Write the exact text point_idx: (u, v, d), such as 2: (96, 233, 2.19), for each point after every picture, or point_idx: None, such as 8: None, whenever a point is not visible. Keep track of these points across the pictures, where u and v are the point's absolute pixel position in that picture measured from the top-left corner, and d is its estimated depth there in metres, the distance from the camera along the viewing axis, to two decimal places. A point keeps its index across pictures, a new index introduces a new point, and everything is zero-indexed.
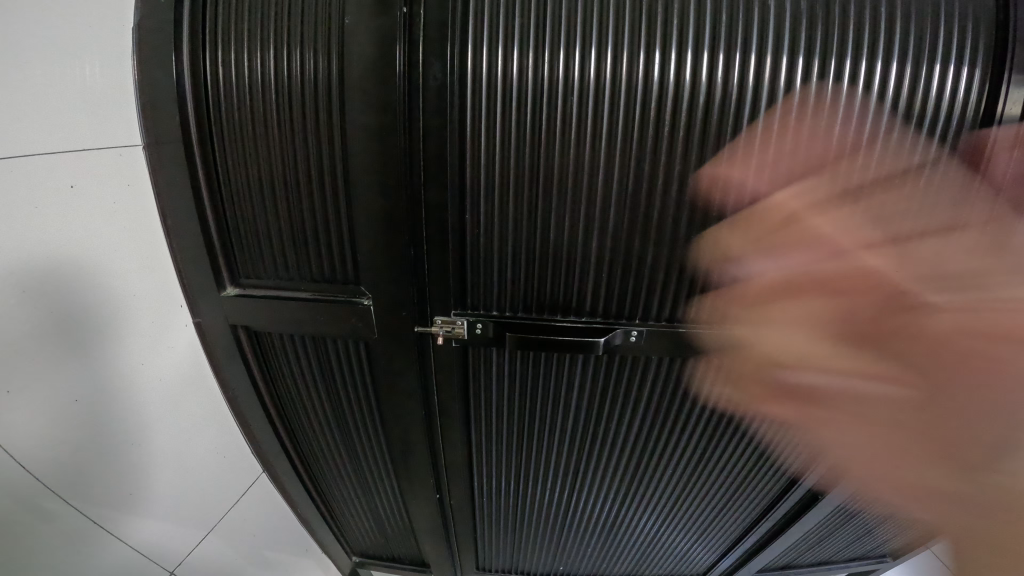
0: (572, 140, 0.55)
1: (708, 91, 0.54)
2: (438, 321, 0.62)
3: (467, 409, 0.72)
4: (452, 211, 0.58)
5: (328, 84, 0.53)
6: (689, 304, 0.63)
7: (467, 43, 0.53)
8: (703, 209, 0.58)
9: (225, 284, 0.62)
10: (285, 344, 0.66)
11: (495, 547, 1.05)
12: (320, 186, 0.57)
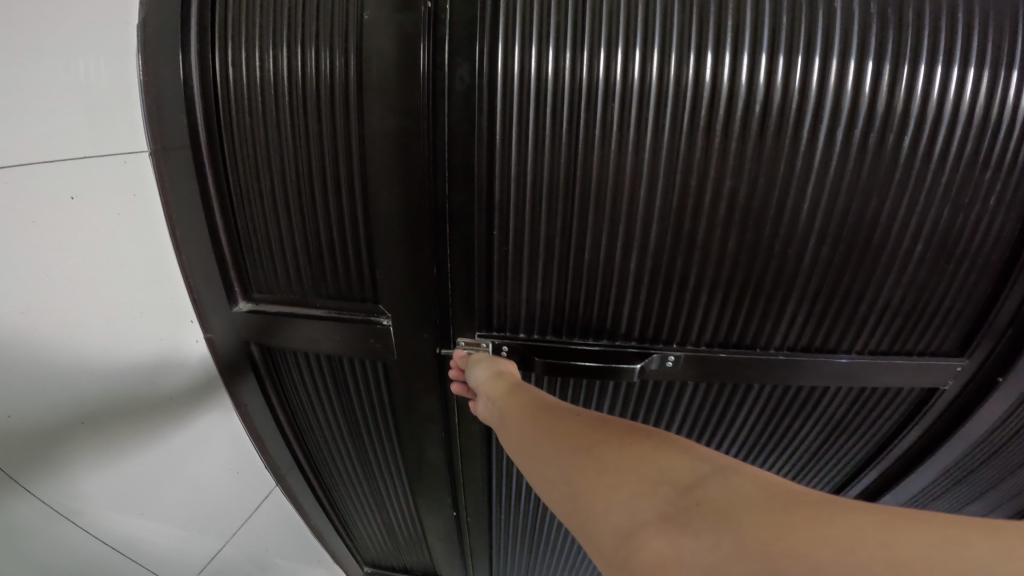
0: (611, 149, 0.50)
1: (767, 96, 0.48)
2: (461, 343, 0.59)
3: (489, 430, 0.69)
4: (479, 225, 0.53)
5: (345, 86, 0.49)
6: (728, 324, 0.59)
7: (497, 42, 0.48)
8: (752, 226, 0.53)
9: (237, 300, 0.59)
10: (300, 361, 0.63)
11: (511, 561, 1.02)
12: (337, 197, 0.53)
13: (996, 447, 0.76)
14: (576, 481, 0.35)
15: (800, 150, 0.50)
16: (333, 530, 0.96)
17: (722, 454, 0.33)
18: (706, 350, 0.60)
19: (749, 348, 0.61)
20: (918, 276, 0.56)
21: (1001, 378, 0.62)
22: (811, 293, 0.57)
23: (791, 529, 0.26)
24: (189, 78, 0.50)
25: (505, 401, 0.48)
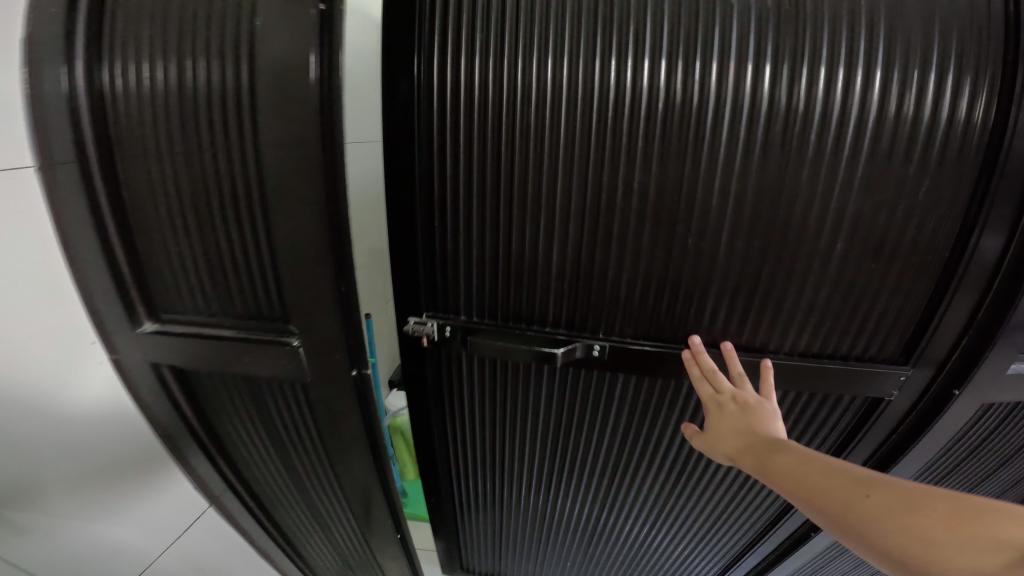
0: (526, 147, 0.52)
1: (668, 95, 0.49)
2: (405, 324, 0.62)
3: (440, 409, 0.72)
4: (419, 212, 0.56)
5: (239, 93, 0.46)
6: (654, 319, 0.59)
7: (424, 44, 0.50)
8: (666, 226, 0.54)
9: (142, 320, 0.55)
10: (216, 382, 0.60)
11: (479, 552, 1.05)
12: (237, 211, 0.50)
13: (955, 457, 0.74)
14: (833, 515, 0.41)
15: (710, 149, 0.50)
16: (283, 551, 0.92)
17: (923, 487, 0.39)
18: (645, 344, 0.60)
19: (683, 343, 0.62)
20: (848, 272, 0.55)
21: (957, 391, 0.60)
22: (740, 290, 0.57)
23: (991, 533, 0.35)
24: (74, 86, 0.46)
25: (718, 431, 0.54)
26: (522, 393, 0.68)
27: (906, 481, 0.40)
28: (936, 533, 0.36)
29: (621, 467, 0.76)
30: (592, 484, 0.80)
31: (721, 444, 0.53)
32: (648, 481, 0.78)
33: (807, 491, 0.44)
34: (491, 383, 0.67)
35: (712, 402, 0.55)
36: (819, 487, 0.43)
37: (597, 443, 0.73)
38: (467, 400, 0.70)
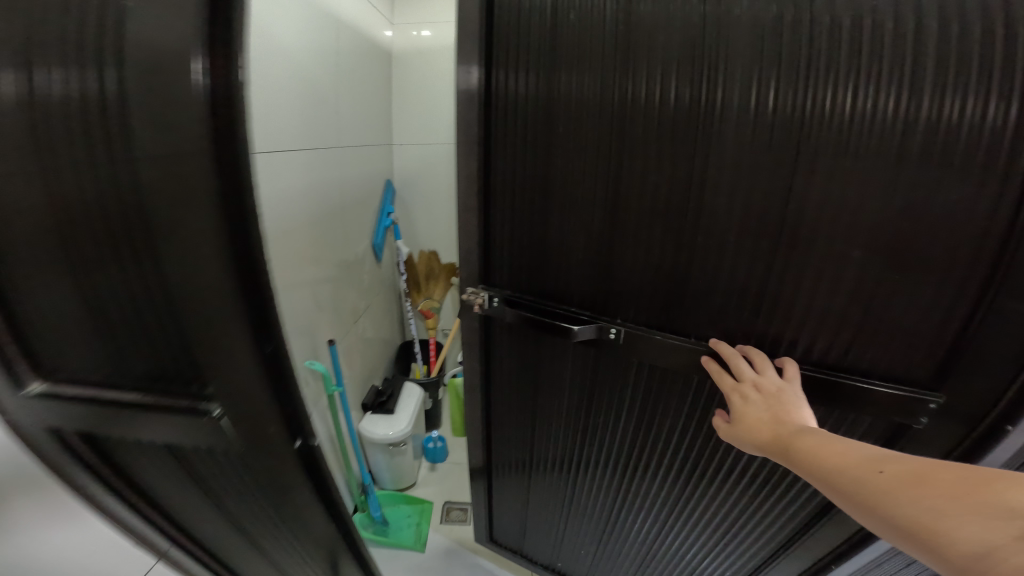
0: (560, 145, 0.67)
1: (675, 95, 0.59)
2: (464, 293, 0.85)
3: (486, 360, 0.94)
4: (480, 198, 0.76)
5: (104, 113, 0.35)
6: (665, 312, 0.70)
7: (493, 63, 0.68)
8: (666, 215, 0.64)
9: (28, 381, 0.43)
10: (138, 445, 0.51)
11: (504, 491, 1.20)
12: (122, 255, 0.40)
13: None
14: (854, 495, 0.45)
15: (712, 141, 0.58)
16: None
17: (940, 463, 0.41)
18: (645, 331, 0.72)
19: (677, 332, 0.70)
20: (825, 269, 0.58)
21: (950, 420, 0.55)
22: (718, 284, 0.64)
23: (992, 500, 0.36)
24: None
25: (743, 424, 0.60)
26: (552, 357, 0.85)
27: (934, 462, 0.42)
28: (955, 510, 0.38)
29: (642, 434, 0.84)
30: (613, 444, 0.89)
31: (742, 435, 0.61)
32: (666, 454, 0.84)
33: (845, 479, 0.47)
34: (528, 343, 0.86)
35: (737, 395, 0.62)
36: (852, 471, 0.47)
37: (597, 406, 0.86)
38: (504, 354, 0.92)
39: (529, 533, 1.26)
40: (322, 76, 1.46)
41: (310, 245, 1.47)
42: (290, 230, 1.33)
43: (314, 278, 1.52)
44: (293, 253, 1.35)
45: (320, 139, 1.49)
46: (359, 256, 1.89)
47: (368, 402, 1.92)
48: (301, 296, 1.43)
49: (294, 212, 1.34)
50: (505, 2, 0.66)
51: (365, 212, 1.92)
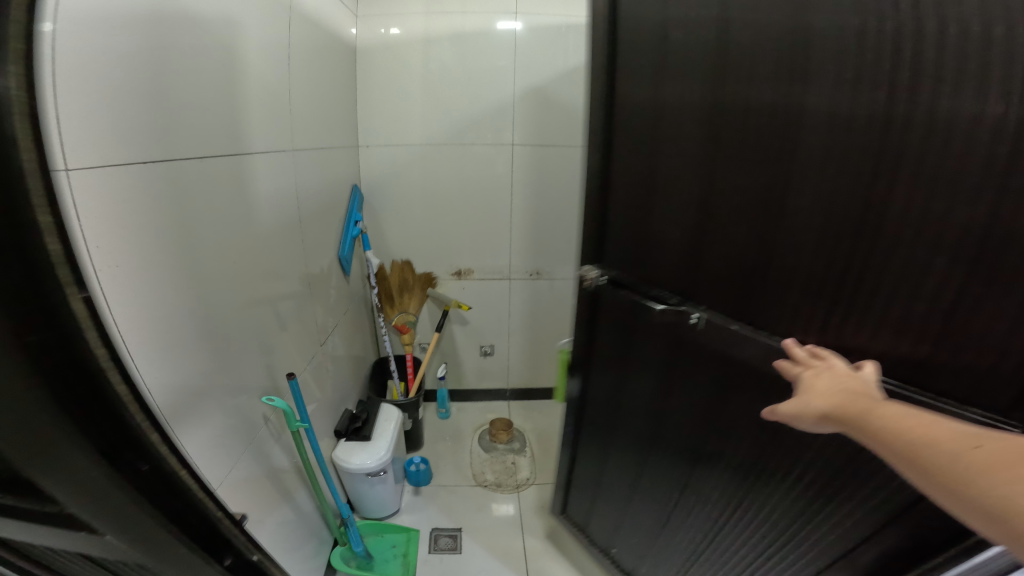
0: (660, 150, 0.88)
1: (752, 106, 0.72)
2: (580, 269, 1.11)
3: (588, 327, 1.18)
4: (597, 193, 1.02)
5: None
6: (734, 298, 0.84)
7: (609, 88, 0.94)
8: (745, 212, 0.78)
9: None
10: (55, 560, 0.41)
11: (586, 455, 1.38)
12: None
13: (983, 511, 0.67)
14: (936, 471, 0.48)
15: (787, 140, 0.70)
16: None
17: None
18: (722, 320, 0.87)
19: (753, 326, 0.83)
20: (908, 265, 0.63)
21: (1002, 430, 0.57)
22: (794, 282, 0.75)
23: None
24: None
25: (809, 392, 0.65)
26: (640, 333, 1.04)
27: None
28: None
29: (713, 406, 0.95)
30: (686, 412, 1.02)
31: (801, 404, 0.65)
32: (733, 429, 0.94)
33: (923, 452, 0.49)
34: (619, 318, 1.08)
35: (809, 373, 0.69)
36: (928, 445, 0.49)
37: (669, 378, 1.02)
38: (602, 330, 1.14)
39: (600, 501, 1.41)
40: (229, 62, 1.12)
41: (198, 296, 1.00)
42: (158, 282, 0.86)
43: (211, 341, 1.05)
44: (166, 316, 0.89)
45: (207, 141, 1.03)
46: (280, 300, 1.42)
47: (340, 429, 1.81)
48: (187, 373, 0.96)
49: (163, 251, 0.88)
50: (623, 42, 0.89)
51: (287, 238, 1.46)
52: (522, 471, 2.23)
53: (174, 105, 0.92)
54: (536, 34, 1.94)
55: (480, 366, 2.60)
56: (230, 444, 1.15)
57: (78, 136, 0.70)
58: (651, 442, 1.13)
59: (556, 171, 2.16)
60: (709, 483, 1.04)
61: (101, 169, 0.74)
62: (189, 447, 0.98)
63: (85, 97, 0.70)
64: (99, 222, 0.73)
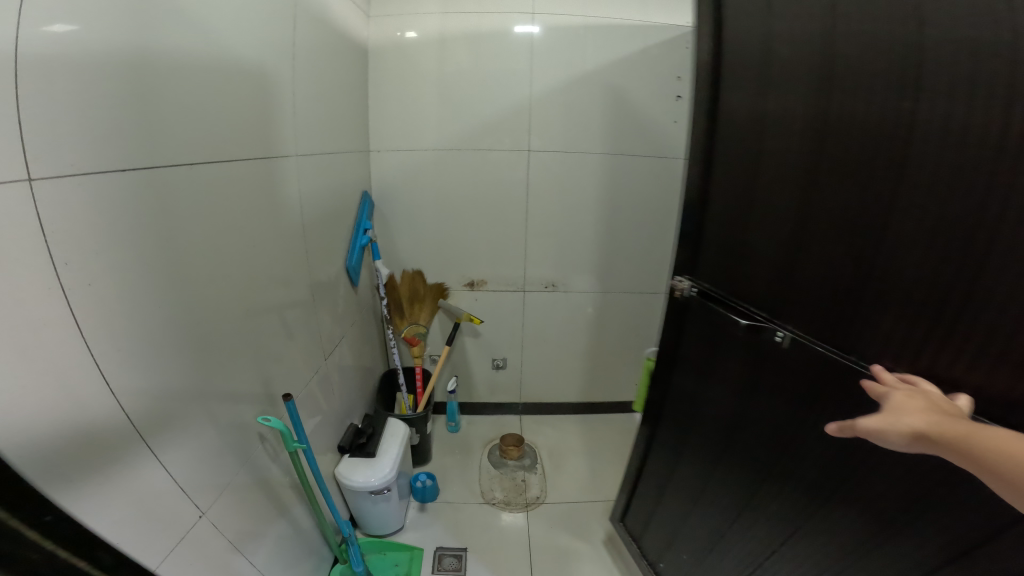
0: (756, 171, 1.00)
1: (847, 114, 0.76)
2: (672, 280, 1.30)
3: (679, 332, 1.33)
4: (706, 212, 1.18)
5: None
6: (814, 312, 0.87)
7: (717, 119, 1.11)
8: (828, 224, 0.82)
9: None
10: None
11: (661, 452, 1.48)
12: None
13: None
14: None
15: (873, 150, 0.72)
16: None
17: None
18: (807, 341, 0.89)
19: (842, 351, 0.83)
20: (977, 281, 0.60)
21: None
22: (885, 311, 0.73)
23: None
24: None
25: (896, 409, 0.64)
26: (724, 344, 1.14)
27: None
28: None
29: (782, 420, 0.98)
30: (754, 423, 1.07)
31: (889, 421, 0.64)
32: (795, 444, 0.96)
33: None
34: (705, 327, 1.21)
35: (897, 391, 0.67)
36: None
37: (746, 394, 1.08)
38: (688, 336, 1.29)
39: (666, 503, 1.49)
40: (227, 65, 1.07)
41: (179, 306, 0.93)
42: (128, 291, 0.80)
43: (196, 352, 0.99)
44: (135, 327, 0.82)
45: (196, 141, 0.97)
46: (276, 309, 1.35)
47: (344, 444, 1.74)
48: (162, 387, 0.90)
49: (138, 257, 0.82)
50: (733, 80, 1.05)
51: (287, 245, 1.40)
52: (532, 490, 2.15)
53: (159, 103, 0.86)
54: (554, 36, 1.88)
55: (492, 379, 2.54)
56: (216, 463, 1.07)
57: (39, 134, 0.63)
58: (717, 456, 1.21)
59: (574, 177, 2.09)
60: (769, 500, 1.05)
61: (63, 169, 0.67)
62: (161, 467, 0.90)
63: (45, 91, 0.64)
64: (58, 226, 0.67)
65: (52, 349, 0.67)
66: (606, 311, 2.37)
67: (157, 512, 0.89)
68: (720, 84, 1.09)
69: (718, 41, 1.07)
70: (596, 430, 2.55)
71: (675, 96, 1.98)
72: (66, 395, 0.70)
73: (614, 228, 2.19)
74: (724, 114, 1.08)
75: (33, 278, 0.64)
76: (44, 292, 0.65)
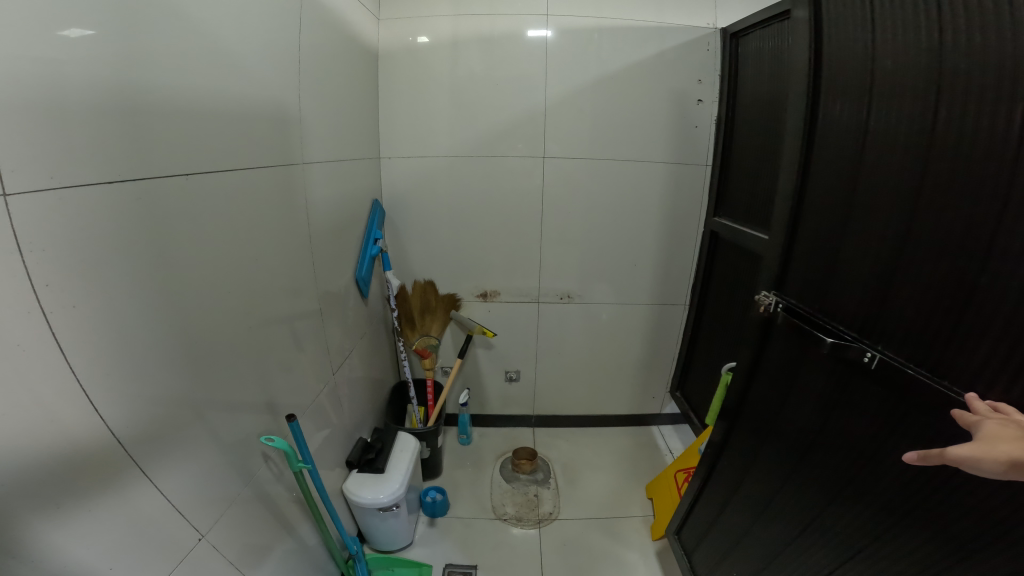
0: (854, 179, 0.95)
1: (960, 118, 0.72)
2: (760, 295, 1.26)
3: (757, 348, 1.28)
4: (794, 226, 1.14)
5: None
6: (907, 331, 0.82)
7: (813, 129, 1.08)
8: (928, 236, 0.77)
9: None
10: None
11: (727, 469, 1.43)
12: None
13: None
14: None
15: (987, 154, 0.68)
16: None
17: None
18: (898, 363, 0.83)
19: (932, 374, 0.77)
20: None
21: None
22: (990, 330, 0.68)
23: None
24: None
25: (989, 436, 0.60)
26: (806, 361, 1.08)
27: None
28: None
29: (858, 445, 0.91)
30: (827, 446, 1.00)
31: (983, 450, 0.60)
32: (867, 472, 0.89)
33: None
34: (786, 342, 1.16)
35: (990, 420, 0.63)
36: None
37: (825, 416, 1.01)
38: (771, 351, 1.23)
39: (725, 522, 1.43)
40: (232, 72, 1.04)
41: (178, 324, 0.90)
42: (115, 311, 0.76)
43: (197, 371, 0.95)
44: (126, 347, 0.79)
45: (196, 152, 0.93)
46: (285, 321, 1.31)
47: (352, 459, 1.70)
48: (159, 410, 0.86)
49: (127, 275, 0.78)
50: (831, 90, 1.03)
51: (296, 254, 1.36)
52: (545, 505, 2.08)
53: (152, 112, 0.82)
54: (569, 39, 1.82)
55: (504, 393, 2.49)
56: (220, 484, 1.03)
57: (9, 146, 0.60)
58: (785, 477, 1.14)
59: (593, 183, 2.02)
60: (830, 528, 0.98)
61: (38, 183, 0.64)
62: (158, 491, 0.86)
63: (18, 100, 0.60)
64: (33, 244, 0.64)
65: (28, 374, 0.64)
66: (623, 323, 2.30)
67: (153, 541, 0.85)
68: (819, 93, 1.06)
69: (820, 52, 1.05)
70: (612, 444, 2.47)
71: (696, 100, 1.91)
72: (48, 420, 0.66)
73: (646, 239, 2.12)
74: (824, 125, 1.04)
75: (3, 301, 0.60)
76: (19, 315, 0.62)
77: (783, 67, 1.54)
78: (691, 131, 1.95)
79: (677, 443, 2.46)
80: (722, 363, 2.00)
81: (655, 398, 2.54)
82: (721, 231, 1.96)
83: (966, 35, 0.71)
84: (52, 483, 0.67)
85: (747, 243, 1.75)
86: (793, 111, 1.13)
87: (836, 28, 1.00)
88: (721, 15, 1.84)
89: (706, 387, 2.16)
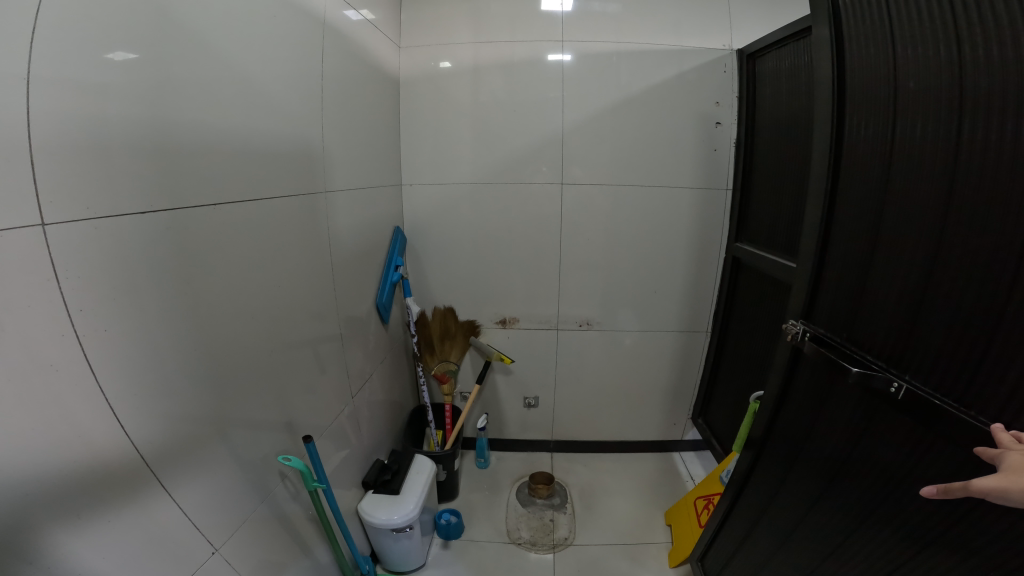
0: (881, 207, 0.95)
1: (987, 147, 0.73)
2: (787, 323, 1.24)
3: (783, 377, 1.26)
4: (821, 256, 1.13)
5: None
6: (934, 363, 0.81)
7: (839, 156, 1.07)
8: (958, 265, 0.77)
9: None
10: None
11: (752, 498, 1.41)
12: None
13: None
14: None
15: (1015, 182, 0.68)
16: None
17: None
18: (925, 394, 0.82)
19: (959, 404, 0.76)
20: None
21: None
22: (1017, 362, 0.67)
23: None
24: None
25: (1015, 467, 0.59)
26: (834, 391, 1.07)
27: None
28: None
29: (886, 475, 0.90)
30: (853, 477, 0.98)
31: (1009, 481, 0.59)
32: (896, 504, 0.87)
33: None
34: (814, 370, 1.15)
35: (1013, 453, 0.62)
36: None
37: (853, 446, 0.99)
38: (800, 379, 1.21)
39: (750, 551, 1.40)
40: (259, 99, 1.09)
41: (203, 342, 0.93)
42: (144, 331, 0.80)
43: (220, 392, 0.98)
44: (154, 365, 0.82)
45: (223, 178, 0.98)
46: (307, 343, 1.34)
47: (368, 480, 1.70)
48: (184, 428, 0.89)
49: (157, 298, 0.82)
50: (853, 117, 1.03)
51: (319, 278, 1.39)
52: (560, 530, 2.06)
53: (183, 142, 0.87)
54: (587, 61, 1.86)
55: (523, 417, 2.49)
56: (237, 500, 1.05)
57: (47, 178, 0.64)
58: (811, 507, 1.12)
59: (612, 207, 2.04)
60: (857, 561, 0.96)
61: (75, 211, 0.68)
62: (176, 503, 0.88)
63: (54, 132, 0.64)
64: (71, 273, 0.68)
65: (60, 393, 0.67)
66: (642, 347, 2.29)
67: (171, 555, 0.87)
68: (845, 118, 1.05)
69: (842, 79, 1.06)
70: (632, 471, 2.44)
71: (714, 122, 1.93)
72: (75, 434, 0.69)
73: (664, 263, 2.12)
74: (852, 151, 1.04)
75: (32, 322, 0.63)
76: (54, 338, 0.66)
77: (802, 87, 1.55)
78: (709, 154, 1.96)
79: (698, 470, 2.43)
80: (745, 388, 1.98)
81: (676, 425, 2.50)
82: (743, 256, 1.95)
83: (991, 65, 0.72)
84: (74, 497, 0.69)
85: (769, 269, 1.73)
86: (817, 138, 1.13)
87: (859, 52, 1.00)
88: (736, 36, 1.87)
89: (728, 415, 2.14)
